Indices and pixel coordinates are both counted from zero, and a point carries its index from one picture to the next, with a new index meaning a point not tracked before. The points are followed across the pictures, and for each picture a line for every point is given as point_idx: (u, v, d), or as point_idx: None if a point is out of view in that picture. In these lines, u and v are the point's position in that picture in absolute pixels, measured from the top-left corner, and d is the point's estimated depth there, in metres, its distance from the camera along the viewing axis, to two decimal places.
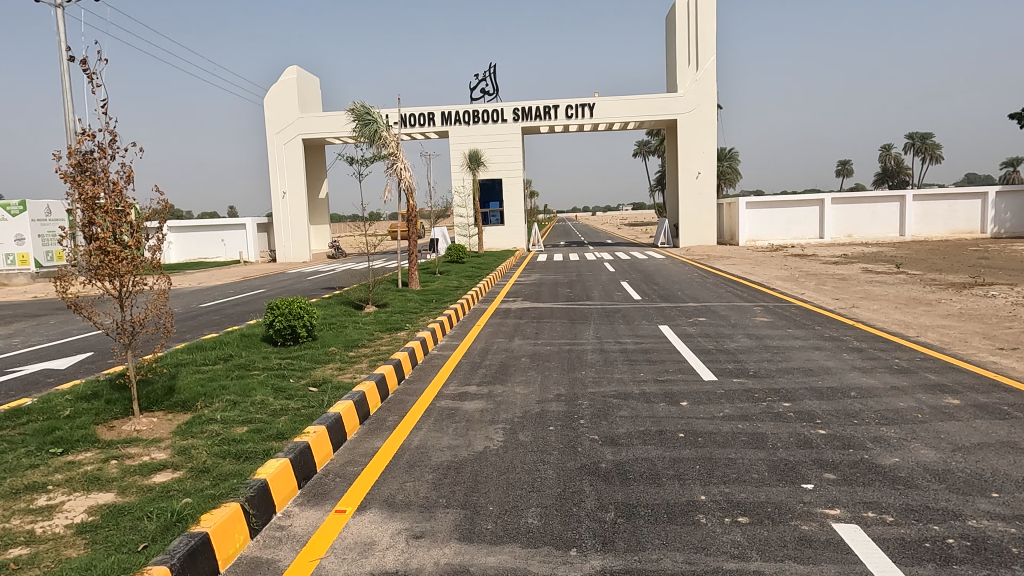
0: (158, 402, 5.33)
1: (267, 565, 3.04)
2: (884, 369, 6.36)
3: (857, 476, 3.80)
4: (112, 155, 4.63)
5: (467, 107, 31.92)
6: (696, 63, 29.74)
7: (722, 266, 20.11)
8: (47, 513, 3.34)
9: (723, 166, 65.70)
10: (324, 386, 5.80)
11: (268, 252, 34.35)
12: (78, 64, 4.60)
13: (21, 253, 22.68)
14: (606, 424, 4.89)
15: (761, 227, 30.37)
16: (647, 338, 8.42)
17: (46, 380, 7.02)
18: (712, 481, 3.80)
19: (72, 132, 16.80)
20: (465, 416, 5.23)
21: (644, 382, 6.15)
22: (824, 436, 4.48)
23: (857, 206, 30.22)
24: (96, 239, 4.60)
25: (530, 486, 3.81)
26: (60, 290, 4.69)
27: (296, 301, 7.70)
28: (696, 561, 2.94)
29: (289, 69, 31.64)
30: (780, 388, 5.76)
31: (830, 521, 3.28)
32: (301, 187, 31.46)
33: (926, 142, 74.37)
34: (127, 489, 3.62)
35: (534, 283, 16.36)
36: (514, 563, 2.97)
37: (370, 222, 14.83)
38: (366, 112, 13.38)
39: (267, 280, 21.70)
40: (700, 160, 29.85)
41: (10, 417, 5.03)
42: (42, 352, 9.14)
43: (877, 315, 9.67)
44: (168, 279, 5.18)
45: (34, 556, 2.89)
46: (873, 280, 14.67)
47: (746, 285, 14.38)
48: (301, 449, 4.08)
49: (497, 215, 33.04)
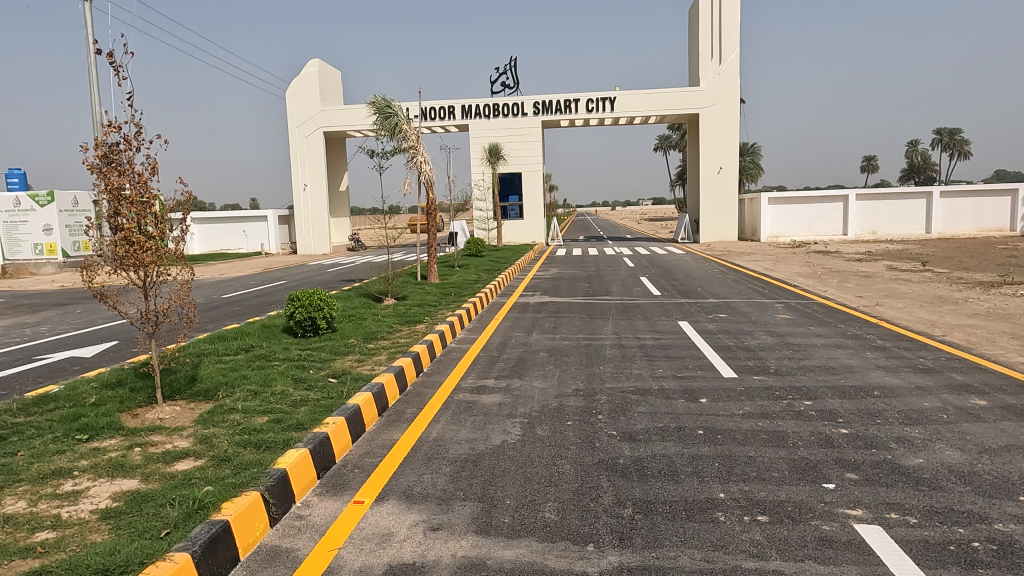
0: (181, 391, 5.41)
1: (285, 555, 3.07)
2: (908, 368, 6.26)
3: (880, 477, 3.74)
4: (137, 146, 4.67)
5: (487, 100, 31.83)
6: (719, 56, 29.33)
7: (744, 262, 19.83)
8: (73, 498, 3.41)
9: (746, 162, 65.00)
10: (343, 377, 5.86)
11: (289, 244, 34.63)
12: (105, 57, 4.65)
13: (49, 243, 23.08)
14: (624, 420, 4.87)
15: (783, 222, 30.05)
16: (666, 334, 8.37)
17: (72, 368, 7.14)
18: (732, 479, 3.77)
19: (98, 123, 17.07)
20: (483, 410, 5.23)
21: (663, 378, 6.08)
22: (846, 436, 4.42)
23: (880, 202, 29.71)
24: (122, 229, 4.67)
25: (547, 480, 3.81)
26: (85, 279, 4.77)
27: (316, 292, 7.76)
28: (715, 559, 2.92)
29: (310, 62, 31.77)
30: (802, 387, 5.69)
31: (851, 521, 3.24)
32: (322, 180, 31.65)
33: (955, 136, 72.79)
34: (150, 476, 3.67)
35: (553, 278, 16.33)
36: (531, 557, 2.97)
37: (390, 215, 14.69)
38: (386, 105, 13.33)
39: (288, 272, 22.00)
40: (722, 155, 29.52)
41: (37, 403, 5.14)
42: (68, 340, 9.29)
43: (901, 315, 9.48)
44: (192, 270, 5.23)
45: (60, 540, 2.94)
46: (898, 278, 14.40)
47: (769, 282, 14.22)
48: (321, 440, 4.11)
49: (517, 209, 33.05)
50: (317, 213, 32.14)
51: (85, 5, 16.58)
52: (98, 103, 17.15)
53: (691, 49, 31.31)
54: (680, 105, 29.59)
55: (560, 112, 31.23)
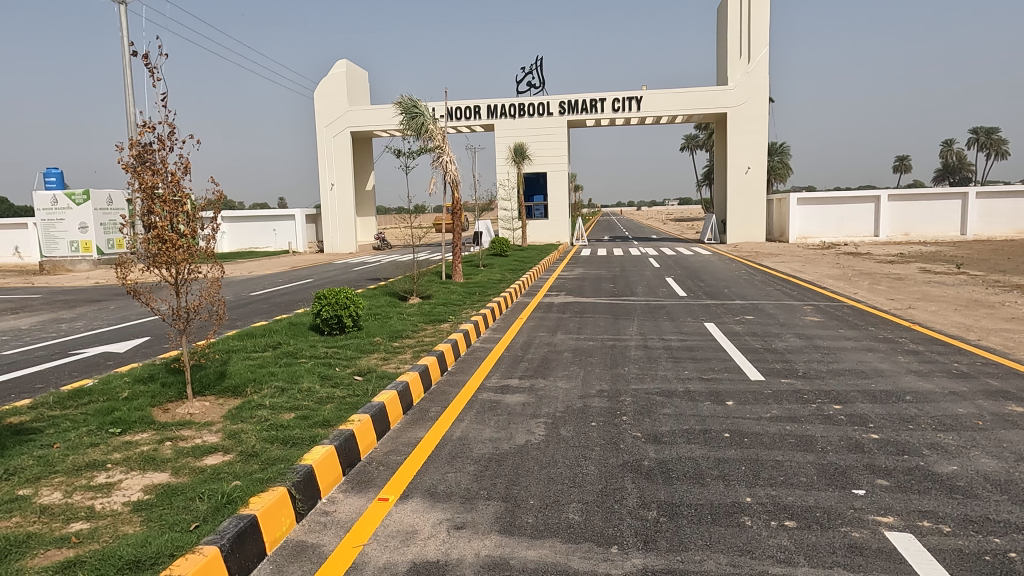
0: (210, 387, 5.50)
1: (311, 550, 3.10)
2: (941, 373, 6.12)
3: (912, 484, 3.66)
4: (171, 146, 4.76)
5: (513, 100, 31.84)
6: (748, 55, 28.98)
7: (772, 263, 19.53)
8: (107, 490, 3.49)
9: (774, 161, 63.99)
10: (368, 375, 5.90)
11: (316, 243, 35.04)
12: (140, 59, 4.75)
13: (85, 241, 23.65)
14: (649, 422, 4.84)
15: (812, 223, 29.57)
16: (692, 335, 8.29)
17: (106, 363, 7.30)
18: (759, 483, 3.72)
19: (132, 123, 17.44)
20: (507, 410, 5.22)
21: (688, 380, 6.03)
22: (877, 441, 4.33)
23: (913, 203, 29.09)
24: (155, 227, 4.75)
25: (571, 481, 3.80)
26: (119, 276, 4.86)
27: (343, 291, 7.84)
28: (741, 565, 2.88)
29: (338, 62, 32.07)
30: (831, 390, 5.59)
31: (882, 529, 3.17)
32: (348, 180, 31.95)
33: (992, 135, 70.82)
34: (179, 470, 3.74)
35: (577, 278, 16.28)
36: (554, 558, 2.96)
37: (416, 215, 14.76)
38: (413, 105, 13.40)
39: (316, 270, 22.25)
40: (750, 155, 29.15)
41: (72, 397, 5.27)
42: (102, 336, 9.50)
43: (934, 318, 9.27)
44: (222, 268, 5.31)
45: (93, 532, 3.01)
46: (932, 281, 14.07)
47: (798, 284, 14.00)
48: (346, 437, 4.15)
49: (542, 208, 32.95)
50: (344, 212, 32.44)
51: (120, 7, 16.93)
52: (132, 104, 17.51)
53: (720, 47, 30.97)
54: (707, 104, 29.29)
55: (586, 111, 31.13)
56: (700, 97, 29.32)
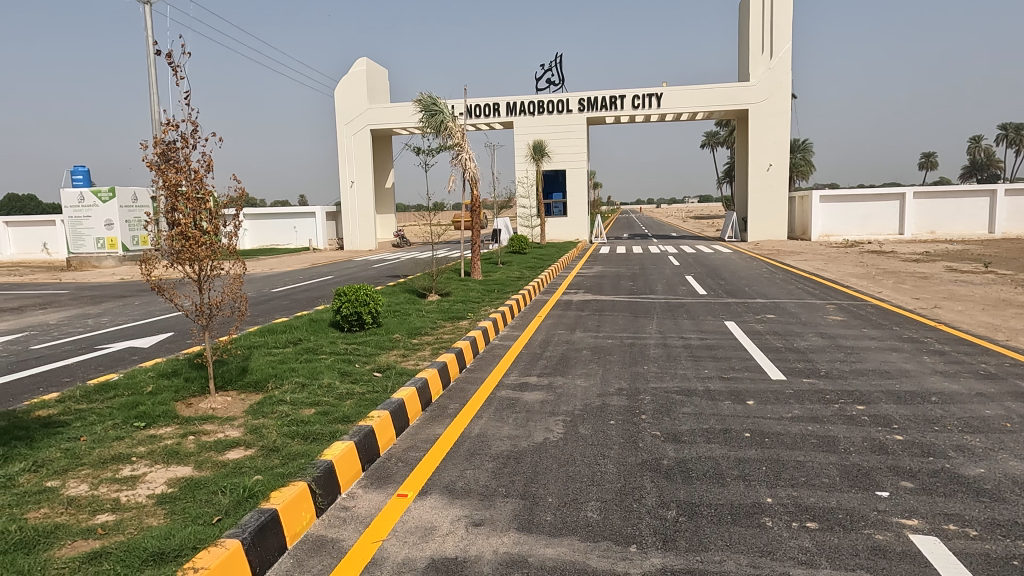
0: (232, 382, 5.58)
1: (331, 545, 3.13)
2: (968, 374, 6.00)
3: (937, 486, 3.60)
4: (194, 144, 4.82)
5: (533, 98, 31.79)
6: (770, 51, 28.64)
7: (794, 261, 19.31)
8: (132, 483, 3.55)
9: (796, 158, 63.25)
10: (388, 372, 5.93)
11: (336, 240, 35.32)
12: (163, 58, 4.80)
13: (111, 237, 24.07)
14: (668, 420, 4.81)
15: (835, 221, 29.18)
16: (712, 334, 8.22)
17: (130, 358, 7.43)
18: (780, 483, 3.68)
19: (157, 122, 17.71)
20: (525, 408, 5.22)
21: (708, 379, 5.98)
22: (901, 443, 4.26)
23: (939, 200, 28.57)
24: (178, 225, 4.82)
25: (589, 479, 3.79)
26: (144, 273, 4.93)
27: (362, 288, 7.89)
28: (762, 566, 2.85)
29: (358, 61, 32.26)
30: (854, 391, 5.52)
31: (906, 531, 3.12)
32: (368, 178, 32.15)
33: (1021, 132, 69.30)
34: (202, 464, 3.79)
35: (596, 276, 16.24)
36: (573, 556, 2.95)
37: (435, 212, 14.81)
38: (432, 102, 13.46)
39: (336, 267, 22.45)
40: (772, 152, 28.80)
41: (98, 391, 5.36)
42: (127, 331, 9.67)
43: (961, 318, 9.10)
44: (244, 265, 5.37)
45: (119, 523, 3.07)
46: (959, 280, 13.81)
47: (820, 282, 13.82)
48: (366, 433, 4.17)
49: (560, 206, 32.94)
50: (363, 209, 32.66)
51: (146, 8, 17.18)
52: (157, 103, 17.78)
53: (741, 43, 30.64)
54: (729, 101, 28.98)
55: (606, 109, 30.97)
56: (721, 93, 29.03)
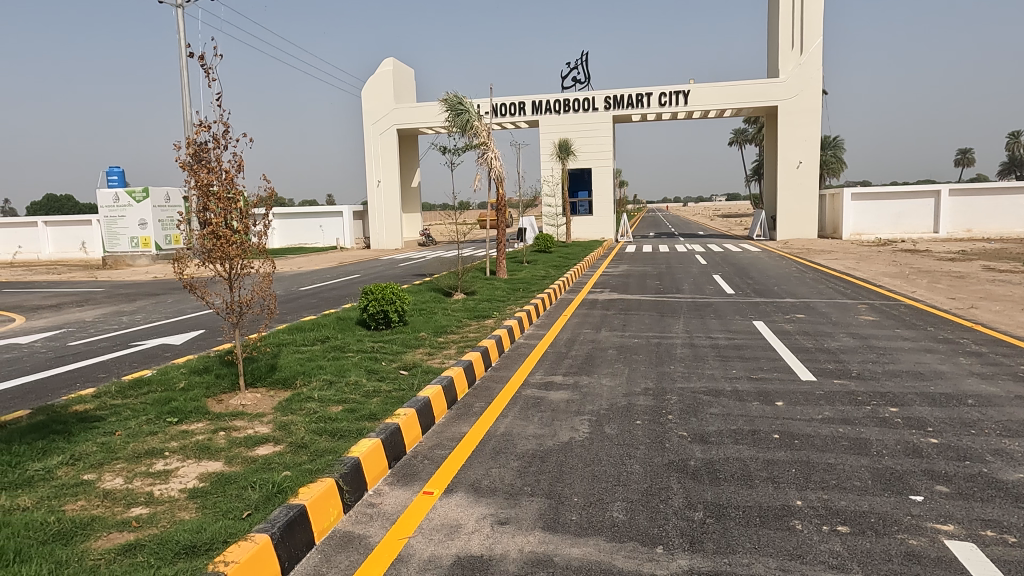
0: (262, 379, 5.67)
1: (358, 541, 3.16)
2: (1006, 376, 5.84)
3: (974, 491, 3.51)
4: (225, 145, 4.90)
5: (558, 96, 31.72)
6: (801, 46, 28.20)
7: (824, 261, 18.97)
8: (164, 477, 3.62)
9: (828, 155, 62.04)
10: (414, 370, 5.98)
11: (363, 239, 35.63)
12: (196, 60, 4.89)
13: (144, 236, 24.56)
14: (695, 421, 4.76)
15: (866, 219, 28.61)
16: (741, 334, 8.11)
17: (163, 354, 7.58)
18: (810, 485, 3.62)
19: (190, 123, 18.04)
20: (551, 406, 5.22)
21: (736, 380, 5.90)
22: (936, 446, 4.16)
23: (976, 199, 27.85)
24: (210, 224, 4.91)
25: (615, 479, 3.77)
26: (176, 271, 5.02)
27: (389, 287, 7.95)
28: (791, 569, 2.81)
29: (385, 61, 32.53)
30: (887, 392, 5.40)
31: (942, 537, 3.05)
32: (394, 177, 32.37)
33: None
34: (232, 459, 3.86)
35: (623, 274, 16.11)
36: (598, 556, 2.94)
37: (461, 211, 14.85)
38: (458, 102, 13.49)
39: (363, 266, 22.64)
40: (802, 149, 28.34)
41: (132, 386, 5.49)
42: (160, 328, 9.87)
43: (998, 318, 8.85)
44: (273, 264, 5.45)
45: (153, 516, 3.13)
46: (997, 279, 13.43)
47: (852, 282, 13.54)
48: (392, 431, 4.21)
49: (586, 206, 33.48)
50: (389, 208, 32.88)
51: (178, 11, 17.51)
52: (189, 104, 18.10)
53: (771, 39, 30.20)
54: (758, 98, 28.55)
55: (632, 106, 30.72)
56: (750, 90, 28.62)
